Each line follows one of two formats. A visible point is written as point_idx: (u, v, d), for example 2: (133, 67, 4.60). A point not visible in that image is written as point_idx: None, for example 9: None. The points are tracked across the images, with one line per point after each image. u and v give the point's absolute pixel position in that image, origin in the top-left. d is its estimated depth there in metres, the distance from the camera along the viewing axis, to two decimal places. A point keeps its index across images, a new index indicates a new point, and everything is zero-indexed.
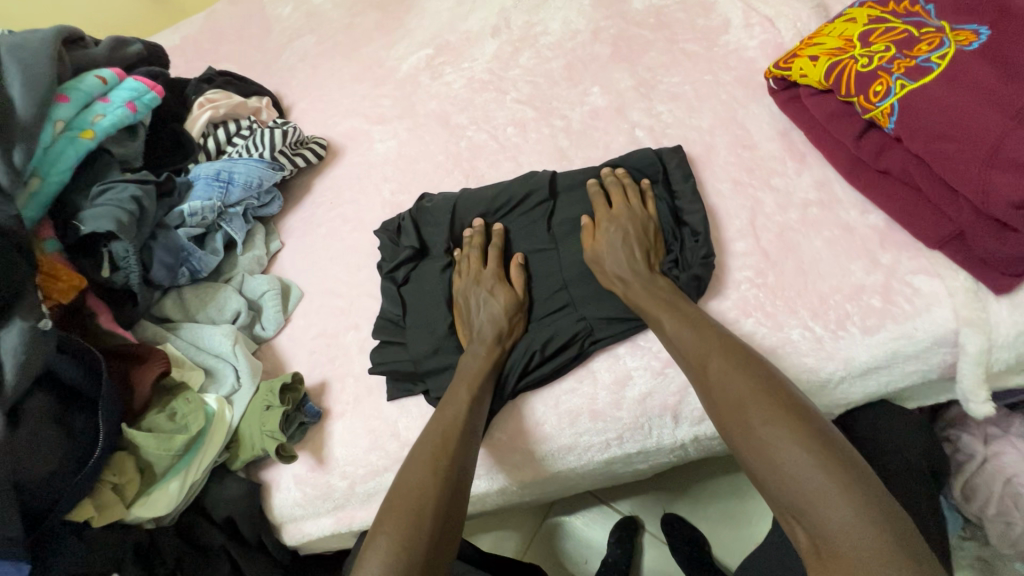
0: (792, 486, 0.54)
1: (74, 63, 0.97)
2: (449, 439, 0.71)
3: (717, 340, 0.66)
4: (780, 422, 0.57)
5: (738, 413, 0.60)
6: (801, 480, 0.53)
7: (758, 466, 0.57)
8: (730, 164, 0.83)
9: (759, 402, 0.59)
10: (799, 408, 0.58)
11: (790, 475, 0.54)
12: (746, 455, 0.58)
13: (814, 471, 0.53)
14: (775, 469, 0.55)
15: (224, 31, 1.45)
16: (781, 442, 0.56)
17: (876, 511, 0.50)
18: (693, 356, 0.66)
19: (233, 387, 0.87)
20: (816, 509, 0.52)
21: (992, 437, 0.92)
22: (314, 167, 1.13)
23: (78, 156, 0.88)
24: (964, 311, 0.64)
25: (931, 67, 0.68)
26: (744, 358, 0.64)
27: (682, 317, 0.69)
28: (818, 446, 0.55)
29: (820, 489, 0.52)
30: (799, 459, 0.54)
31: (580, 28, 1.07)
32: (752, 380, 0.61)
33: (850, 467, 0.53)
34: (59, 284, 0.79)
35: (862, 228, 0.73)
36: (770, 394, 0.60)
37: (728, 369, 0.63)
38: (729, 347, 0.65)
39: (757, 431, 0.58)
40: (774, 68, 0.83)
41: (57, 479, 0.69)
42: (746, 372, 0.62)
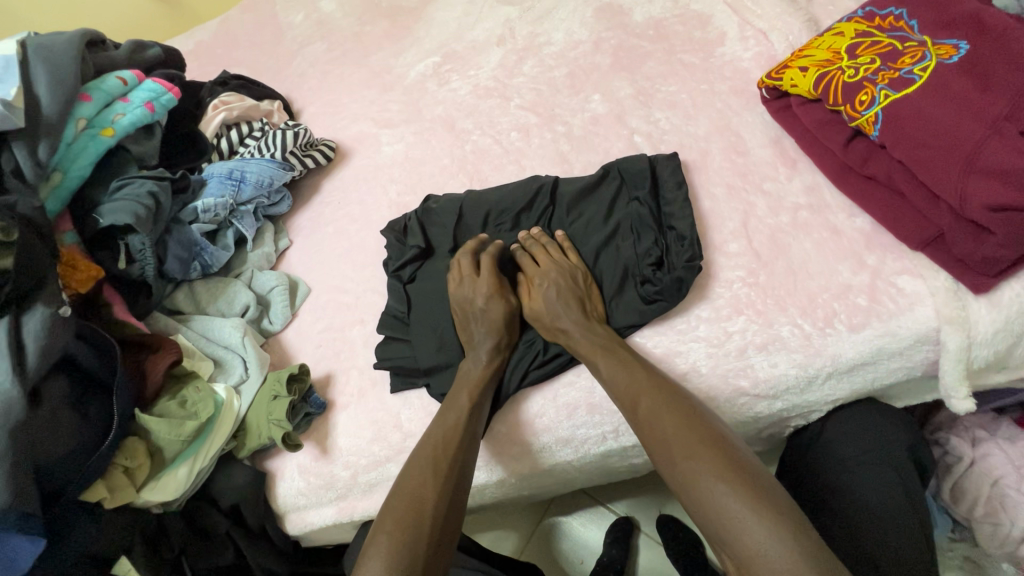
0: (717, 517, 0.58)
1: (96, 64, 1.01)
2: (450, 439, 0.74)
3: (645, 377, 0.70)
4: (701, 456, 0.62)
5: (666, 451, 0.64)
6: (724, 511, 0.58)
7: (687, 500, 0.61)
8: (724, 169, 0.86)
9: (683, 439, 0.64)
10: (719, 440, 0.63)
11: (714, 507, 0.58)
12: (678, 490, 0.63)
13: (733, 501, 0.58)
14: (702, 502, 0.60)
15: (238, 37, 1.50)
16: (705, 477, 0.60)
17: (791, 531, 0.55)
18: (624, 396, 0.70)
19: (241, 378, 0.90)
20: (738, 538, 0.56)
21: (980, 439, 0.94)
22: (323, 168, 1.17)
23: (98, 152, 0.92)
24: (945, 310, 0.67)
25: (914, 78, 0.72)
26: (672, 395, 0.68)
27: (615, 357, 0.73)
28: (737, 477, 0.59)
29: (742, 517, 0.57)
30: (721, 492, 0.59)
31: (582, 39, 1.12)
32: (678, 417, 0.66)
33: (766, 491, 0.58)
34: (77, 274, 0.82)
35: (850, 231, 0.76)
36: (695, 429, 0.64)
37: (657, 408, 0.67)
38: (657, 384, 0.69)
39: (684, 466, 0.62)
40: (767, 78, 0.87)
41: (72, 460, 0.72)
42: (673, 408, 0.67)
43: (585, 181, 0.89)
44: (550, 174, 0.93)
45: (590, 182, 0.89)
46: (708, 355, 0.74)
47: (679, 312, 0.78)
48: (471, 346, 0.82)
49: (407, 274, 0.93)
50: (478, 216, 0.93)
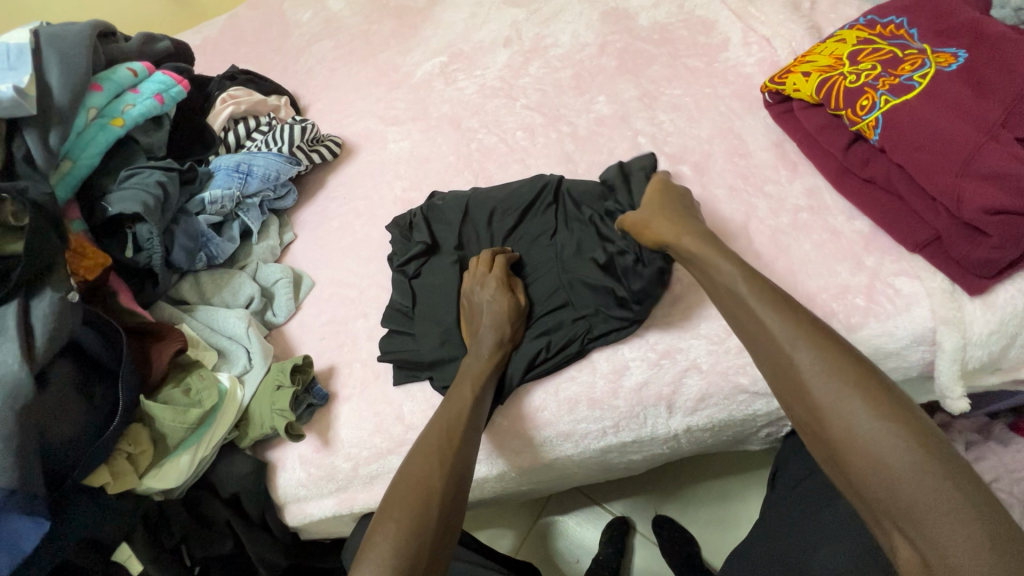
0: (904, 495, 0.50)
1: (108, 55, 1.02)
2: (454, 432, 0.74)
3: (800, 325, 0.60)
4: (886, 420, 0.53)
5: (833, 410, 0.55)
6: (913, 488, 0.49)
7: (859, 468, 0.52)
8: (727, 171, 0.88)
9: (863, 400, 0.54)
10: (904, 406, 0.54)
11: (903, 482, 0.50)
12: (847, 457, 0.53)
13: (931, 479, 0.49)
14: (885, 474, 0.51)
15: (246, 33, 1.51)
16: (894, 441, 0.51)
17: (1000, 528, 0.47)
18: (777, 344, 0.60)
19: (245, 367, 0.90)
20: (929, 518, 0.48)
21: (973, 443, 0.95)
22: (329, 164, 1.18)
23: (108, 142, 0.92)
24: (941, 311, 0.69)
25: (913, 85, 0.74)
26: (837, 346, 0.58)
27: (759, 303, 0.63)
28: (930, 451, 0.51)
29: (941, 500, 0.48)
30: (915, 467, 0.50)
31: (588, 41, 1.13)
32: (851, 374, 0.56)
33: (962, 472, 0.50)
34: (85, 261, 0.83)
35: (849, 233, 0.78)
36: (873, 389, 0.54)
37: (825, 363, 0.57)
38: (817, 333, 0.59)
39: (864, 429, 0.53)
40: (770, 83, 0.88)
41: (77, 444, 0.73)
42: (841, 363, 0.57)
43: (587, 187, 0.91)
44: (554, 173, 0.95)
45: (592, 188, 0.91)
46: None
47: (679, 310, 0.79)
48: (473, 344, 0.82)
49: (412, 270, 0.94)
50: (483, 213, 0.94)
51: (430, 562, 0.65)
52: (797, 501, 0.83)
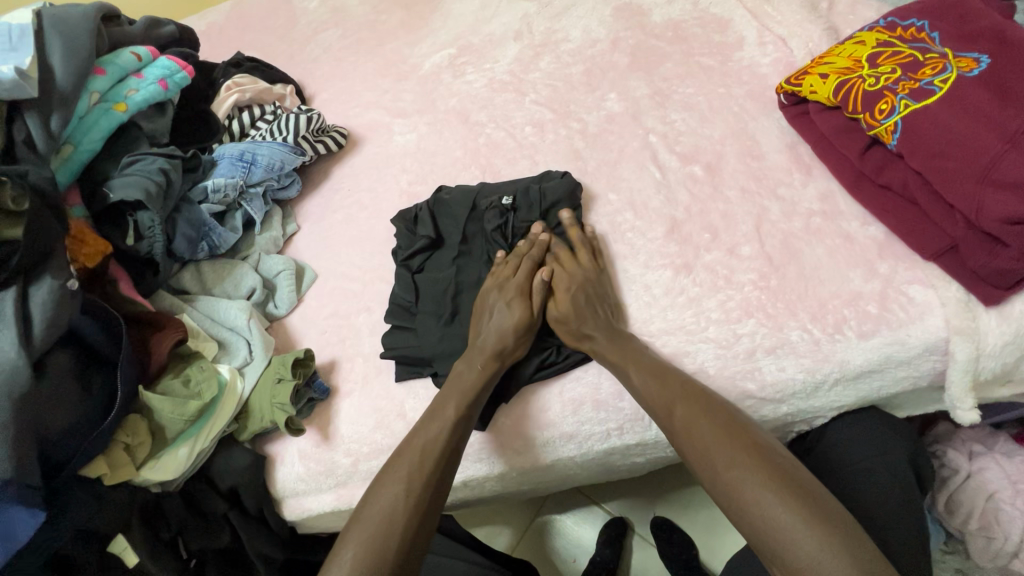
0: (768, 526, 0.58)
1: (111, 39, 1.01)
2: (432, 453, 0.72)
3: (679, 386, 0.70)
4: (745, 465, 0.61)
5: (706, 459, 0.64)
6: (775, 519, 0.57)
7: (731, 510, 0.61)
8: (739, 172, 0.87)
9: (724, 445, 0.63)
10: (764, 448, 0.63)
11: (766, 515, 0.58)
12: (721, 499, 0.62)
13: (786, 508, 0.57)
14: (747, 511, 0.59)
15: (252, 20, 1.49)
16: (750, 482, 0.60)
17: (844, 540, 0.55)
18: (657, 405, 0.70)
19: (245, 360, 0.89)
20: (787, 545, 0.56)
21: (976, 453, 0.94)
22: (334, 155, 1.17)
23: (111, 128, 0.91)
24: (956, 320, 0.68)
25: (933, 90, 0.73)
26: (705, 401, 0.68)
27: (645, 369, 0.72)
28: (781, 485, 0.59)
29: (792, 526, 0.56)
30: (773, 501, 0.58)
31: (600, 37, 1.12)
32: (716, 425, 0.65)
33: (812, 498, 0.58)
34: (85, 248, 0.82)
35: (862, 238, 0.77)
36: (737, 435, 0.64)
37: (697, 419, 0.66)
38: (689, 390, 0.69)
39: (727, 474, 0.62)
40: (786, 84, 0.87)
41: (74, 434, 0.72)
42: (711, 418, 0.66)
43: (565, 190, 0.90)
44: (563, 170, 0.94)
45: (569, 186, 0.90)
46: (717, 358, 0.74)
47: (688, 313, 0.78)
48: (471, 350, 0.80)
49: (416, 264, 0.92)
50: (488, 205, 0.91)
51: None
52: None
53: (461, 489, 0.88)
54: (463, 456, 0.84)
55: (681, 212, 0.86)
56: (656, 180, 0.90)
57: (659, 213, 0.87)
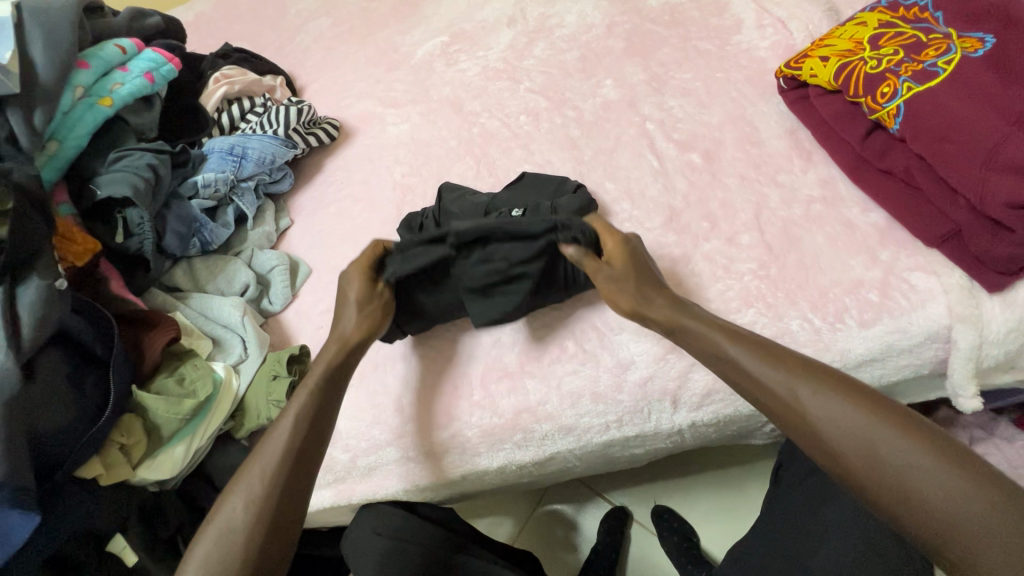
0: (944, 514, 0.52)
1: (94, 30, 0.98)
2: (294, 438, 0.71)
3: (796, 364, 0.63)
4: (913, 446, 0.55)
5: (856, 454, 0.57)
6: (972, 521, 0.51)
7: (900, 501, 0.54)
8: (738, 159, 0.85)
9: (878, 426, 0.57)
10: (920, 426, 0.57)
11: (942, 505, 0.52)
12: (879, 488, 0.55)
13: (969, 490, 0.52)
14: (918, 499, 0.53)
15: (241, 9, 1.46)
16: (921, 467, 0.54)
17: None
18: (778, 387, 0.62)
19: (240, 357, 0.89)
20: (978, 535, 0.51)
21: (977, 438, 0.94)
22: (326, 147, 1.15)
23: (96, 123, 0.89)
24: (958, 308, 0.67)
25: (937, 71, 0.71)
26: (836, 383, 0.61)
27: (744, 345, 0.66)
28: (951, 462, 0.54)
29: (982, 511, 0.51)
30: (948, 486, 0.53)
31: (595, 22, 1.09)
32: (857, 402, 0.59)
33: (983, 474, 0.53)
34: (74, 247, 0.81)
35: (863, 225, 0.75)
36: (886, 415, 0.58)
37: (830, 393, 0.60)
38: (805, 371, 0.63)
39: (892, 461, 0.55)
40: (785, 68, 0.85)
41: (67, 436, 0.71)
42: (847, 395, 0.60)
43: (583, 204, 0.84)
44: (572, 179, 0.88)
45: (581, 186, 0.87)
46: None
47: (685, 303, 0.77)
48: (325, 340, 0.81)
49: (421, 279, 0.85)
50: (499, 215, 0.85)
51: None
52: (798, 496, 0.82)
53: (459, 482, 0.87)
54: (456, 452, 0.83)
55: (680, 202, 0.84)
56: (653, 169, 0.88)
57: (656, 202, 0.85)
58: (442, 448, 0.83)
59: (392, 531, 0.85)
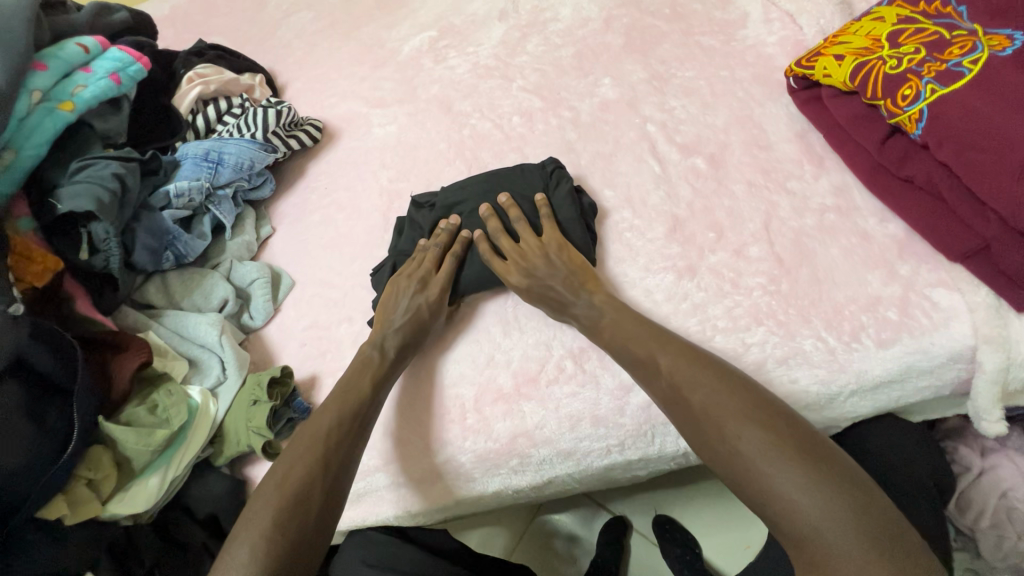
0: (755, 480, 0.55)
1: (53, 28, 0.91)
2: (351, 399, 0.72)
3: (665, 342, 0.67)
4: (742, 423, 0.58)
5: (699, 429, 0.60)
6: (780, 492, 0.53)
7: (725, 469, 0.57)
8: (745, 165, 0.80)
9: (716, 401, 0.60)
10: (758, 402, 0.59)
11: (755, 472, 0.55)
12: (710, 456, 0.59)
13: (778, 461, 0.54)
14: (737, 467, 0.56)
15: (218, 3, 1.38)
16: (743, 442, 0.56)
17: (842, 496, 0.51)
18: (642, 365, 0.67)
19: (219, 379, 0.83)
20: (784, 506, 0.52)
21: (989, 450, 0.90)
22: (309, 150, 1.08)
23: (57, 129, 0.82)
24: (984, 328, 0.62)
25: (963, 72, 0.66)
26: (701, 364, 0.64)
27: (626, 328, 0.70)
28: (774, 437, 0.56)
29: (789, 485, 0.53)
30: (763, 456, 0.55)
31: (592, 16, 1.03)
32: (706, 378, 0.62)
33: (806, 448, 0.55)
34: (32, 266, 0.75)
35: (880, 237, 0.71)
36: (724, 390, 0.61)
37: (683, 370, 0.64)
38: (681, 351, 0.65)
39: (719, 436, 0.58)
40: (796, 66, 0.80)
41: (28, 473, 0.66)
42: (697, 371, 0.63)
43: (581, 198, 0.83)
44: (553, 159, 0.86)
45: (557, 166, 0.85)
46: None
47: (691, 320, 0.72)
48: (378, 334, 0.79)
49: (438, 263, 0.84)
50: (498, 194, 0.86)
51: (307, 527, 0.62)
52: None
53: (453, 507, 0.83)
54: (449, 477, 0.78)
55: (684, 210, 0.79)
56: (655, 174, 0.83)
57: (658, 210, 0.80)
58: (435, 474, 0.78)
59: (378, 561, 0.80)
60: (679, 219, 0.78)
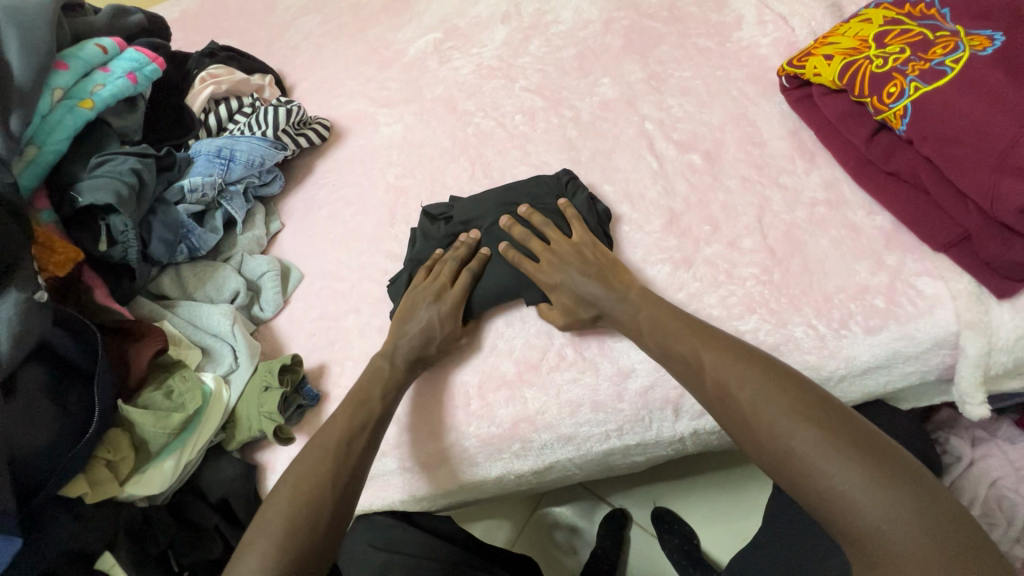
0: (811, 478, 0.55)
1: (73, 30, 0.95)
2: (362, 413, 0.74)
3: (705, 339, 0.67)
4: (793, 419, 0.58)
5: (749, 426, 0.60)
6: (839, 490, 0.53)
7: (778, 467, 0.57)
8: (740, 161, 0.83)
9: (766, 397, 0.60)
10: (808, 398, 0.59)
11: (811, 469, 0.55)
12: (761, 454, 0.59)
13: (835, 457, 0.54)
14: (792, 465, 0.56)
15: (228, 6, 1.42)
16: (797, 438, 0.56)
17: (905, 492, 0.51)
18: (683, 364, 0.67)
19: (230, 367, 0.86)
20: (845, 503, 0.52)
21: (979, 440, 0.92)
22: (317, 148, 1.12)
23: (77, 126, 0.86)
24: (966, 315, 0.65)
25: (945, 70, 0.69)
26: (746, 361, 0.64)
27: (664, 329, 0.70)
28: (828, 433, 0.56)
29: (850, 482, 0.53)
30: (819, 452, 0.55)
31: (592, 18, 1.07)
32: (753, 374, 0.62)
33: (862, 444, 0.55)
34: (54, 256, 0.78)
35: (868, 229, 0.74)
36: (772, 385, 0.61)
37: (727, 367, 0.64)
38: (722, 351, 0.65)
39: (770, 432, 0.58)
40: (788, 66, 0.83)
41: (50, 453, 0.69)
42: (741, 368, 0.63)
43: (592, 200, 0.85)
44: (567, 170, 0.88)
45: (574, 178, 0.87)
46: None
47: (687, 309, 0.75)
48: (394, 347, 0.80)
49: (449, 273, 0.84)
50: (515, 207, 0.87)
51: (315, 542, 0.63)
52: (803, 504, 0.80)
53: (457, 492, 0.85)
54: (454, 461, 0.81)
55: (680, 204, 0.82)
56: (652, 170, 0.86)
57: (656, 205, 0.83)
58: (440, 458, 0.81)
59: (385, 544, 0.83)
60: (676, 214, 0.81)
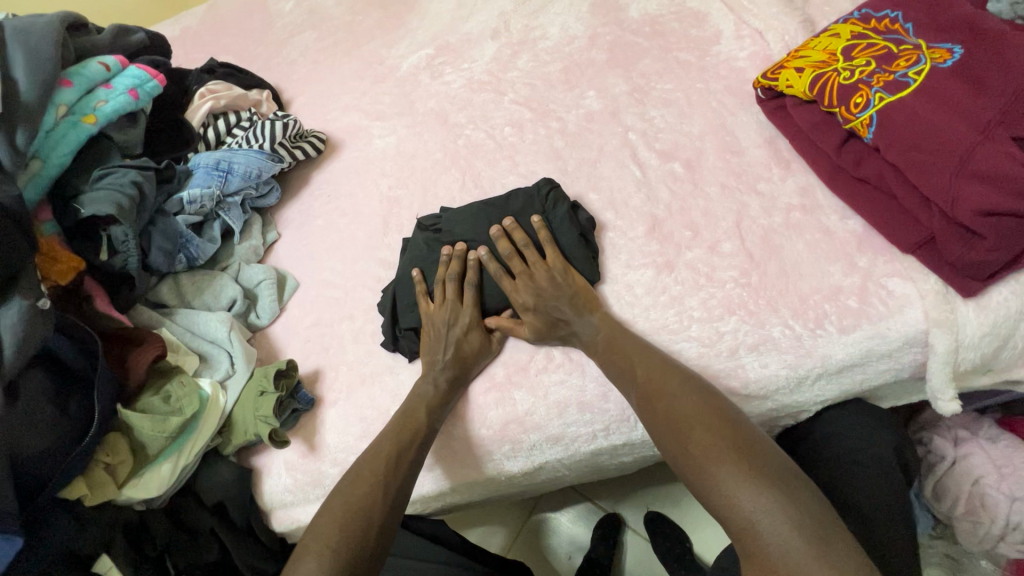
0: (707, 476, 0.62)
1: (78, 48, 0.98)
2: (412, 418, 0.78)
3: (638, 349, 0.74)
4: (699, 424, 0.65)
5: (664, 428, 0.68)
6: (727, 486, 0.60)
7: (683, 464, 0.65)
8: (718, 169, 0.86)
9: (680, 403, 0.68)
10: (718, 407, 0.67)
11: (706, 467, 0.62)
12: (672, 453, 0.67)
13: (727, 459, 0.61)
14: (694, 463, 0.64)
15: (226, 25, 1.46)
16: (701, 440, 0.64)
17: (782, 492, 0.58)
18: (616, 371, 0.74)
19: (226, 373, 0.88)
20: (729, 497, 0.60)
21: (962, 439, 0.94)
22: (313, 160, 1.15)
23: (80, 140, 0.89)
24: (934, 313, 0.68)
25: (908, 82, 0.73)
26: (669, 369, 0.71)
27: (610, 336, 0.76)
28: (728, 437, 0.63)
29: (735, 480, 0.60)
30: (716, 454, 0.62)
31: (578, 34, 1.11)
32: (674, 383, 0.70)
33: (754, 448, 0.62)
34: (58, 265, 0.81)
35: (841, 232, 0.77)
36: (688, 394, 0.68)
37: (650, 374, 0.71)
38: (652, 358, 0.73)
39: (679, 435, 0.66)
40: (763, 78, 0.87)
41: (51, 456, 0.71)
42: (664, 376, 0.71)
43: (580, 211, 0.87)
44: (547, 180, 0.89)
45: (547, 185, 0.88)
46: (699, 354, 0.74)
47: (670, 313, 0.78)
48: (429, 370, 0.82)
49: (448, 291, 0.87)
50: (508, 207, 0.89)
51: (374, 537, 0.69)
52: None
53: (450, 494, 0.87)
54: (446, 462, 0.83)
55: (662, 210, 0.85)
56: (636, 178, 0.89)
57: (639, 211, 0.86)
58: (432, 459, 0.83)
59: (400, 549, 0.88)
60: (658, 221, 0.84)
